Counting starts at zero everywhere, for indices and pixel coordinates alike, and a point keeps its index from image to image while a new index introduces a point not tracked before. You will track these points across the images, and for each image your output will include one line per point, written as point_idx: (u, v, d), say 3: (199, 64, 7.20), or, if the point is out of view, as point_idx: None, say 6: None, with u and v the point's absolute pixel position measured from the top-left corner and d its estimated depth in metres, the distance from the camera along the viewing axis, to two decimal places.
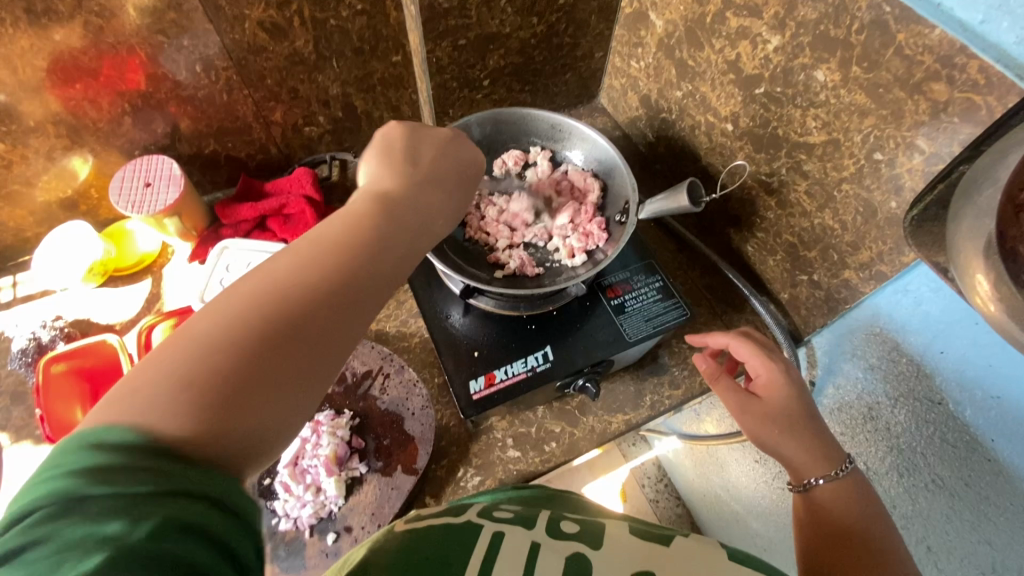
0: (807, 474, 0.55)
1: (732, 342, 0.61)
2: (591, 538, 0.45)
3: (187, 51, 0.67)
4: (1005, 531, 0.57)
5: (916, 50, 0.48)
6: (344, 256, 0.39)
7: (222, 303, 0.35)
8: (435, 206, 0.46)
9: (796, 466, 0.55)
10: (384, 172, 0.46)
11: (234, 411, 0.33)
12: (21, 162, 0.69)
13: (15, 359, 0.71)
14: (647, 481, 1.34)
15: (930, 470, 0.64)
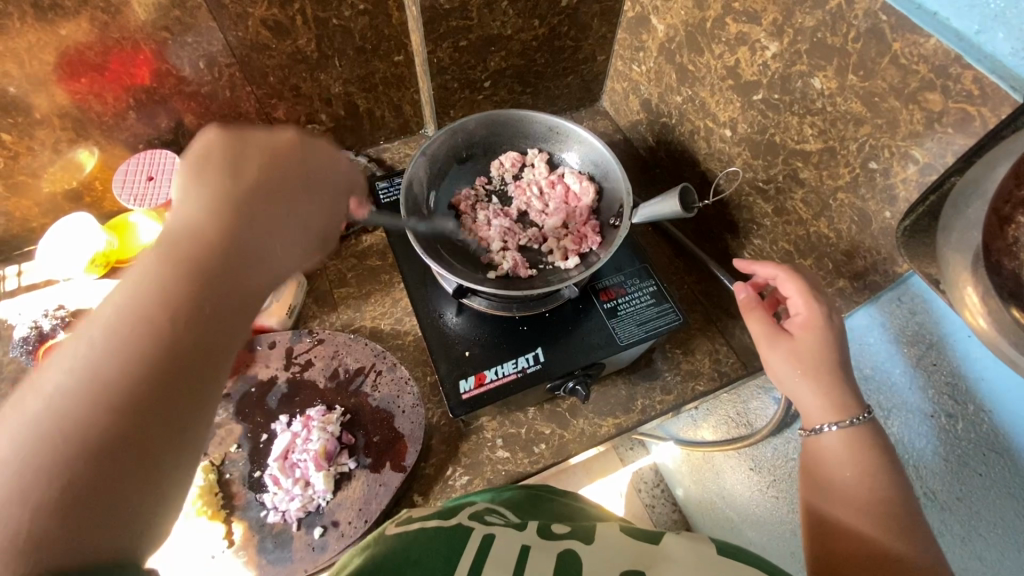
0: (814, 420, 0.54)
1: (782, 276, 0.58)
2: (583, 537, 0.45)
3: (191, 48, 0.68)
4: (994, 548, 0.56)
5: (912, 59, 0.48)
6: (200, 291, 0.39)
7: (67, 364, 0.34)
8: (281, 224, 0.46)
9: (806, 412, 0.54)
10: (205, 183, 0.44)
11: (97, 471, 0.33)
12: (28, 154, 0.71)
13: (17, 346, 0.72)
14: (644, 486, 1.31)
15: (921, 484, 0.63)
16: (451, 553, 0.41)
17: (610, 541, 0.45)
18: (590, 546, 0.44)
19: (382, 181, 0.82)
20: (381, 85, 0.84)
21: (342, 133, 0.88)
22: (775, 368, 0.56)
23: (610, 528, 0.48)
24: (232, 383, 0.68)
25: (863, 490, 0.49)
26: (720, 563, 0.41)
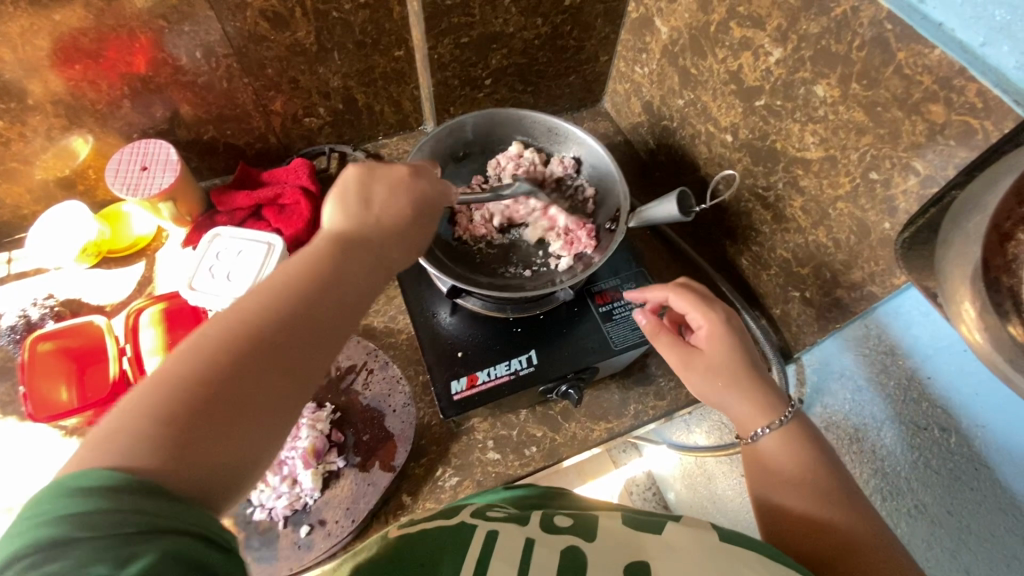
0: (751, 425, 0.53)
1: (672, 294, 0.58)
2: (584, 530, 0.45)
3: (188, 37, 0.67)
4: (983, 562, 0.56)
5: (916, 69, 0.47)
6: (304, 291, 0.41)
7: (191, 353, 0.37)
8: (398, 233, 0.49)
9: (739, 419, 0.54)
10: (345, 215, 0.47)
11: (193, 445, 0.34)
12: (20, 140, 0.70)
13: (4, 335, 0.71)
14: (636, 489, 1.30)
15: (914, 495, 0.63)
16: (456, 554, 0.40)
17: (609, 531, 0.45)
18: (592, 540, 0.43)
19: None
20: (381, 80, 0.83)
21: (340, 128, 0.88)
22: (696, 387, 0.56)
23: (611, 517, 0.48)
24: None
25: (812, 479, 0.49)
26: (722, 551, 0.41)
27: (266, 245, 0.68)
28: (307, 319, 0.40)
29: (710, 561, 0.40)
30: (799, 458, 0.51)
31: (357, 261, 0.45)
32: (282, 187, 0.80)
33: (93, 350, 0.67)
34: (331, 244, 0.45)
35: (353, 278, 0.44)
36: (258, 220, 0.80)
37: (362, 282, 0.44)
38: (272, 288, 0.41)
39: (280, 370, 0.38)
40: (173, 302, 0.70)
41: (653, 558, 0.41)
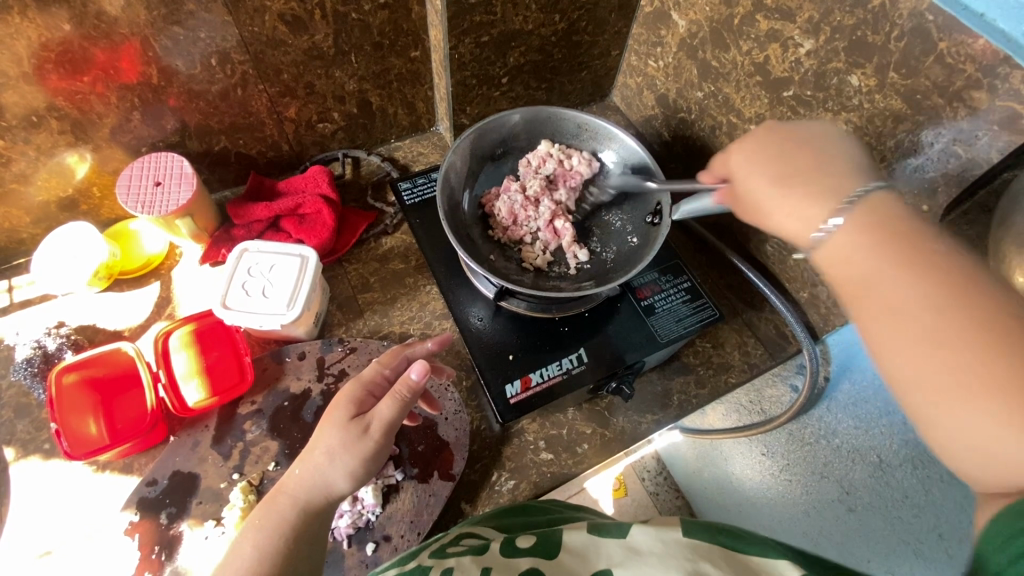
0: (810, 231, 0.43)
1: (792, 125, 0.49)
2: (545, 548, 0.48)
3: (203, 43, 0.64)
4: (940, 553, 0.68)
5: (958, 58, 0.49)
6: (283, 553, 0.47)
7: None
8: (318, 441, 0.51)
9: (795, 232, 0.45)
10: (341, 439, 0.50)
11: None
12: (19, 159, 0.65)
13: (19, 369, 0.67)
14: (648, 475, 1.29)
15: (901, 486, 0.72)
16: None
17: (575, 548, 0.48)
18: (552, 556, 0.47)
19: (405, 182, 0.80)
20: (396, 81, 0.81)
21: (353, 132, 0.85)
22: (760, 194, 0.47)
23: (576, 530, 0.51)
24: (263, 398, 0.65)
25: (890, 316, 0.37)
26: (683, 547, 0.44)
27: (299, 258, 0.66)
28: (297, 544, 0.48)
29: (670, 557, 0.43)
30: (898, 277, 0.38)
31: (363, 446, 0.51)
32: (302, 196, 0.77)
33: (121, 379, 0.63)
34: (347, 403, 0.53)
35: (331, 464, 0.50)
36: (278, 232, 0.77)
37: (348, 465, 0.50)
38: (268, 517, 0.49)
39: (300, 563, 0.47)
40: (201, 322, 0.66)
41: (618, 565, 0.44)
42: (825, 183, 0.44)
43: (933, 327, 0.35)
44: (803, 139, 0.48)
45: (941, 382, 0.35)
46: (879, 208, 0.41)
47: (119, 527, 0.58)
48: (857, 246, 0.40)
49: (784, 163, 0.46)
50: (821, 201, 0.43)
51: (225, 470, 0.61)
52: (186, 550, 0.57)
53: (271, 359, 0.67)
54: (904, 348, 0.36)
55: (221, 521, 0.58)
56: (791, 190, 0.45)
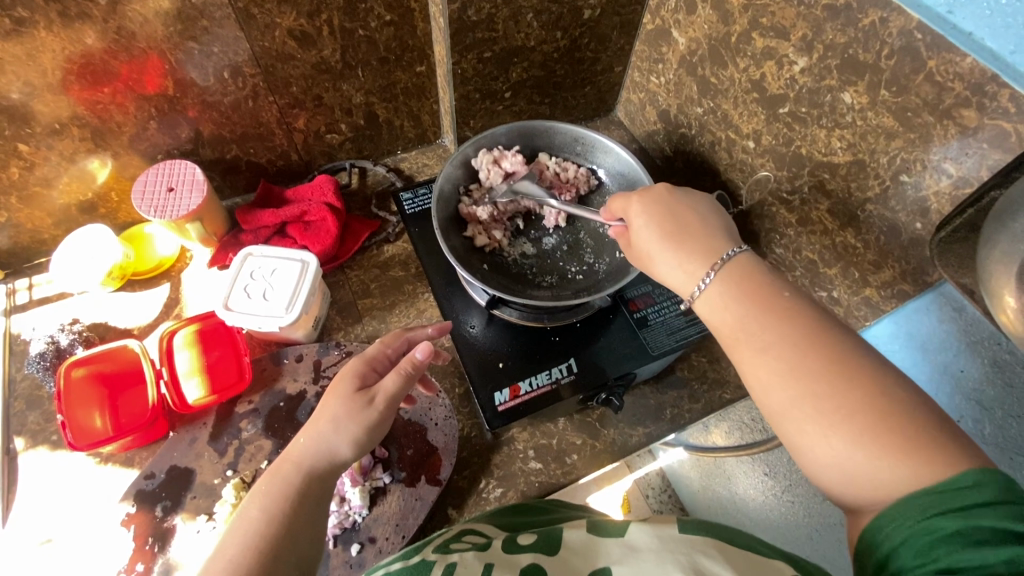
0: (690, 285, 0.48)
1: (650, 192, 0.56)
2: (546, 543, 0.49)
3: (216, 57, 0.67)
4: None
5: (947, 76, 0.49)
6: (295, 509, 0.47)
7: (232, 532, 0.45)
8: (323, 411, 0.52)
9: (679, 283, 0.50)
10: (346, 407, 0.52)
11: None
12: (43, 164, 0.69)
13: (33, 363, 0.69)
14: (652, 491, 1.08)
15: None
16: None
17: (576, 546, 0.48)
18: (554, 553, 0.47)
19: (407, 193, 0.82)
20: (402, 95, 0.83)
21: (360, 143, 0.88)
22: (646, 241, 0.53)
23: (576, 529, 0.52)
24: (260, 398, 0.66)
25: (774, 358, 0.41)
26: (678, 540, 0.46)
27: (300, 263, 0.69)
28: (302, 511, 0.47)
29: (666, 553, 0.44)
30: (755, 327, 0.43)
31: (368, 416, 0.52)
32: (308, 204, 0.80)
33: (126, 375, 0.66)
34: (352, 376, 0.54)
35: (335, 432, 0.51)
36: (284, 238, 0.79)
37: (353, 433, 0.51)
38: (273, 483, 0.48)
39: (301, 528, 0.46)
40: (204, 322, 0.69)
41: (616, 562, 0.45)
42: (701, 245, 0.49)
43: (799, 367, 0.40)
44: (691, 206, 0.53)
45: (805, 423, 0.39)
46: (740, 267, 0.47)
47: (116, 518, 0.60)
48: (736, 302, 0.45)
49: (669, 221, 0.52)
50: (699, 258, 0.49)
51: (219, 467, 0.62)
52: (178, 543, 0.59)
53: (270, 361, 0.69)
54: (777, 387, 0.41)
55: (213, 516, 0.60)
56: (676, 245, 0.50)
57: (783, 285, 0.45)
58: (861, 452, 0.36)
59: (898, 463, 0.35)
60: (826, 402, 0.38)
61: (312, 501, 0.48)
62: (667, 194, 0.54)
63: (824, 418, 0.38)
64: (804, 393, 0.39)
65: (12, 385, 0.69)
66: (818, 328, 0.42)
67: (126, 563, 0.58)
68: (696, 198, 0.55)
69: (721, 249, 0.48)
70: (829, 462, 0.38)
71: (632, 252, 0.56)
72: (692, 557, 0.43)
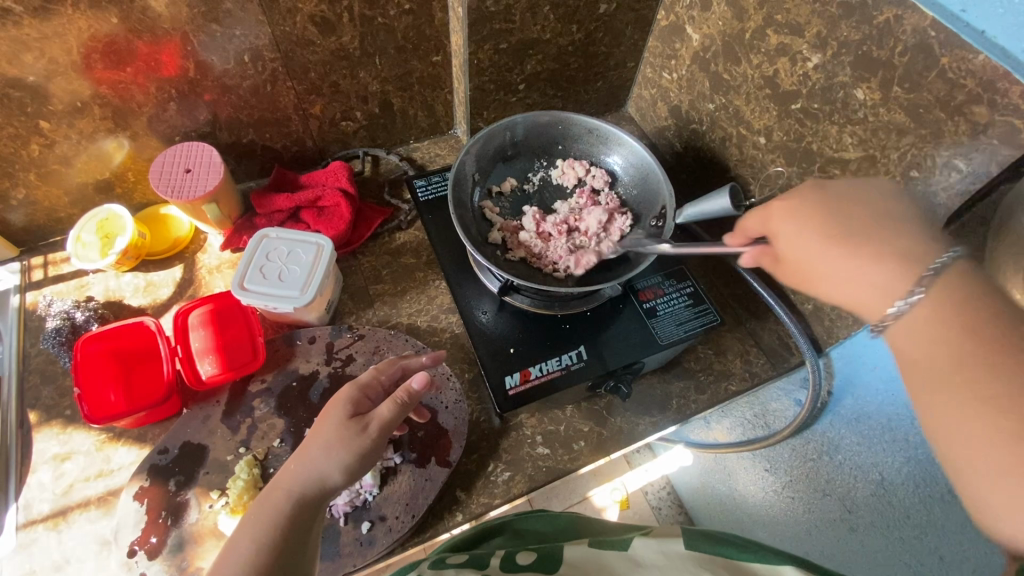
0: (882, 307, 0.43)
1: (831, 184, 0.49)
2: (544, 560, 0.49)
3: (237, 40, 0.68)
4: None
5: (959, 73, 0.50)
6: (284, 536, 0.47)
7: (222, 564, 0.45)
8: (316, 436, 0.52)
9: (871, 304, 0.43)
10: (337, 440, 0.51)
11: None
12: (62, 142, 0.69)
13: (48, 338, 0.69)
14: (652, 488, 1.25)
15: (870, 519, 0.77)
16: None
17: (576, 562, 0.49)
18: (555, 570, 0.47)
19: (420, 180, 0.83)
20: (417, 84, 0.84)
21: (374, 132, 0.88)
22: (812, 264, 0.47)
23: (577, 544, 0.52)
24: (273, 377, 0.67)
25: (982, 396, 0.36)
26: (690, 560, 0.47)
27: (314, 246, 0.69)
28: (290, 534, 0.47)
29: (672, 569, 0.46)
30: (947, 361, 0.38)
31: (362, 442, 0.51)
32: (322, 189, 0.81)
33: (139, 352, 0.67)
34: (347, 401, 0.54)
35: (325, 457, 0.50)
36: (298, 222, 0.80)
37: (345, 459, 0.50)
38: (262, 510, 0.48)
39: (290, 555, 0.46)
40: (218, 302, 0.70)
41: None
42: (892, 256, 0.43)
43: (985, 402, 0.35)
44: (860, 201, 0.47)
45: (985, 468, 0.34)
46: (955, 286, 0.39)
47: (130, 491, 0.60)
48: (936, 324, 0.39)
49: (837, 224, 0.46)
50: (891, 263, 0.43)
51: (232, 444, 0.63)
52: (191, 517, 0.59)
53: (283, 341, 0.70)
54: (969, 437, 0.35)
55: (226, 491, 0.61)
56: (845, 250, 0.45)
57: (1012, 313, 0.37)
58: None
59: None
60: None
61: (300, 523, 0.48)
62: (819, 189, 0.49)
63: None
64: (997, 441, 0.34)
65: (26, 359, 0.70)
66: None
67: (138, 536, 0.59)
68: (861, 184, 0.49)
69: (925, 256, 0.42)
70: (1015, 530, 0.33)
71: (778, 269, 0.51)
72: (697, 574, 0.45)
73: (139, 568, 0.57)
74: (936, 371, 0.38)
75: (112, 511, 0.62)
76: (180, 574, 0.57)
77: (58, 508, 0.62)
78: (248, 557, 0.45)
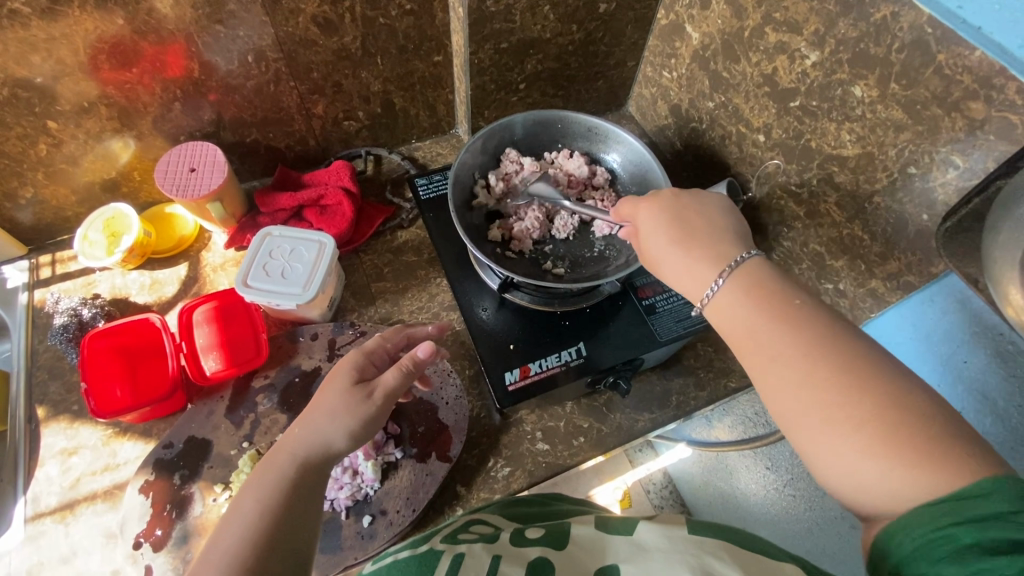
0: (700, 290, 0.49)
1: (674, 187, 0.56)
2: (555, 538, 0.50)
3: (241, 41, 0.69)
4: None
5: (956, 69, 0.50)
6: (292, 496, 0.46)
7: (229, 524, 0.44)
8: (321, 401, 0.52)
9: (689, 289, 0.50)
10: (341, 406, 0.51)
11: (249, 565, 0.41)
12: (69, 141, 0.70)
13: (56, 334, 0.70)
14: (653, 487, 1.24)
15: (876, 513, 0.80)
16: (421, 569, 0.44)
17: (582, 541, 0.49)
18: (560, 549, 0.48)
19: (421, 179, 0.83)
20: (419, 84, 0.85)
21: (376, 131, 0.89)
22: (670, 262, 0.51)
23: (586, 522, 0.53)
24: (276, 373, 0.68)
25: (803, 369, 0.40)
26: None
27: (317, 244, 0.70)
28: (297, 497, 0.47)
29: (676, 553, 0.44)
30: (756, 327, 0.44)
31: (366, 409, 0.52)
32: (325, 188, 0.82)
33: (145, 347, 0.68)
34: (350, 369, 0.55)
35: (330, 423, 0.50)
36: (301, 221, 0.81)
37: (348, 425, 0.51)
38: (267, 472, 0.48)
39: (299, 515, 0.46)
40: (224, 298, 0.71)
41: (625, 560, 0.45)
42: (711, 246, 0.50)
43: (807, 379, 0.40)
44: (700, 212, 0.53)
45: (810, 426, 0.39)
46: (753, 272, 0.46)
47: (135, 485, 0.61)
48: (738, 304, 0.45)
49: (677, 225, 0.52)
50: (710, 260, 0.49)
51: (236, 439, 0.64)
52: (196, 510, 0.60)
53: (286, 338, 0.71)
54: (791, 396, 0.41)
55: (230, 485, 0.61)
56: (688, 252, 0.50)
57: (797, 293, 0.45)
58: (876, 467, 0.36)
59: (911, 475, 0.35)
60: (839, 409, 0.38)
61: (309, 484, 0.47)
62: (675, 197, 0.54)
63: (838, 428, 0.38)
64: (809, 396, 0.40)
65: (34, 356, 0.72)
66: (813, 331, 0.42)
67: (143, 528, 0.59)
68: (709, 199, 0.55)
69: (729, 253, 0.49)
70: (823, 462, 0.39)
71: (642, 250, 0.56)
72: (703, 560, 0.43)
73: (144, 560, 0.58)
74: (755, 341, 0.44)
75: (118, 504, 0.63)
76: (184, 567, 0.58)
77: (65, 501, 0.63)
78: (255, 517, 0.44)
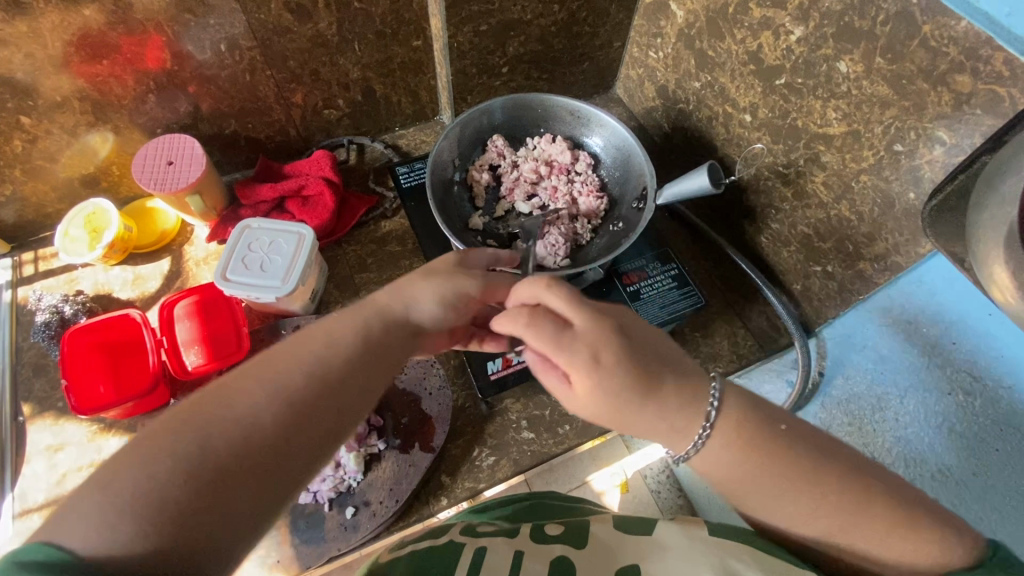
0: (679, 446, 0.44)
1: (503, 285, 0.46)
2: (575, 537, 0.50)
3: (213, 30, 0.68)
4: None
5: (941, 41, 0.49)
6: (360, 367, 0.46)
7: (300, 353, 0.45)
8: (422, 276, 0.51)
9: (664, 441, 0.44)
10: (444, 284, 0.50)
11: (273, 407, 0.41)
12: (45, 137, 0.70)
13: (38, 332, 0.70)
14: (650, 473, 1.24)
15: None
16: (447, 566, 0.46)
17: (604, 543, 0.49)
18: (582, 545, 0.48)
19: (402, 167, 0.82)
20: (399, 70, 0.83)
21: (358, 119, 0.88)
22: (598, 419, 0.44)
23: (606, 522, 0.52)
24: None
25: (818, 496, 0.42)
26: (709, 544, 0.46)
27: (296, 235, 0.69)
28: (366, 361, 0.46)
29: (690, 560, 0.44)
30: (741, 476, 0.42)
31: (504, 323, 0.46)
32: (306, 178, 0.80)
33: (128, 343, 0.68)
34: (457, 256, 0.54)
35: (428, 295, 0.50)
36: (282, 212, 0.80)
37: (443, 300, 0.50)
38: (356, 318, 0.48)
39: (356, 380, 0.45)
40: (205, 292, 0.70)
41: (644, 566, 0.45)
42: (677, 394, 0.42)
43: (818, 502, 0.42)
44: (649, 342, 0.44)
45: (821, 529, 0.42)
46: (741, 420, 0.42)
47: None
48: (728, 455, 0.42)
49: (625, 396, 0.42)
50: (686, 412, 0.42)
51: None
52: None
53: (268, 332, 0.71)
54: (797, 514, 0.42)
55: None
56: (646, 415, 0.42)
57: (780, 416, 0.43)
58: (878, 547, 0.41)
59: (912, 547, 0.41)
60: (849, 520, 0.41)
61: (385, 348, 0.47)
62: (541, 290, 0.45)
63: (849, 527, 0.42)
64: (823, 519, 0.42)
65: (18, 353, 0.72)
66: (807, 448, 0.42)
67: None
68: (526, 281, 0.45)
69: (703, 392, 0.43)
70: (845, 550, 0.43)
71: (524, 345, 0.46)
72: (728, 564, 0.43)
73: None
74: (745, 472, 0.42)
75: None
76: None
77: (52, 496, 0.64)
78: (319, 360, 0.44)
